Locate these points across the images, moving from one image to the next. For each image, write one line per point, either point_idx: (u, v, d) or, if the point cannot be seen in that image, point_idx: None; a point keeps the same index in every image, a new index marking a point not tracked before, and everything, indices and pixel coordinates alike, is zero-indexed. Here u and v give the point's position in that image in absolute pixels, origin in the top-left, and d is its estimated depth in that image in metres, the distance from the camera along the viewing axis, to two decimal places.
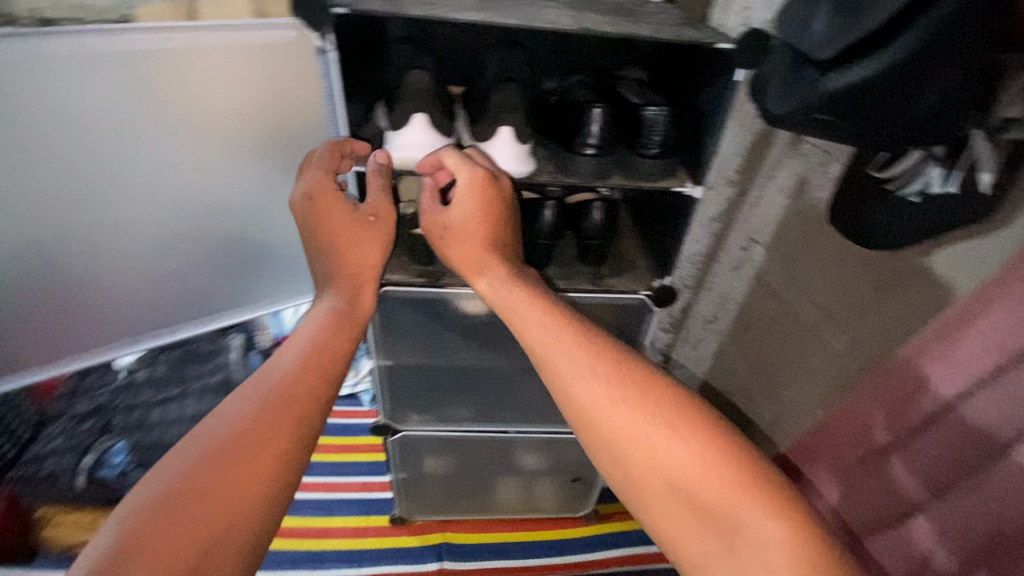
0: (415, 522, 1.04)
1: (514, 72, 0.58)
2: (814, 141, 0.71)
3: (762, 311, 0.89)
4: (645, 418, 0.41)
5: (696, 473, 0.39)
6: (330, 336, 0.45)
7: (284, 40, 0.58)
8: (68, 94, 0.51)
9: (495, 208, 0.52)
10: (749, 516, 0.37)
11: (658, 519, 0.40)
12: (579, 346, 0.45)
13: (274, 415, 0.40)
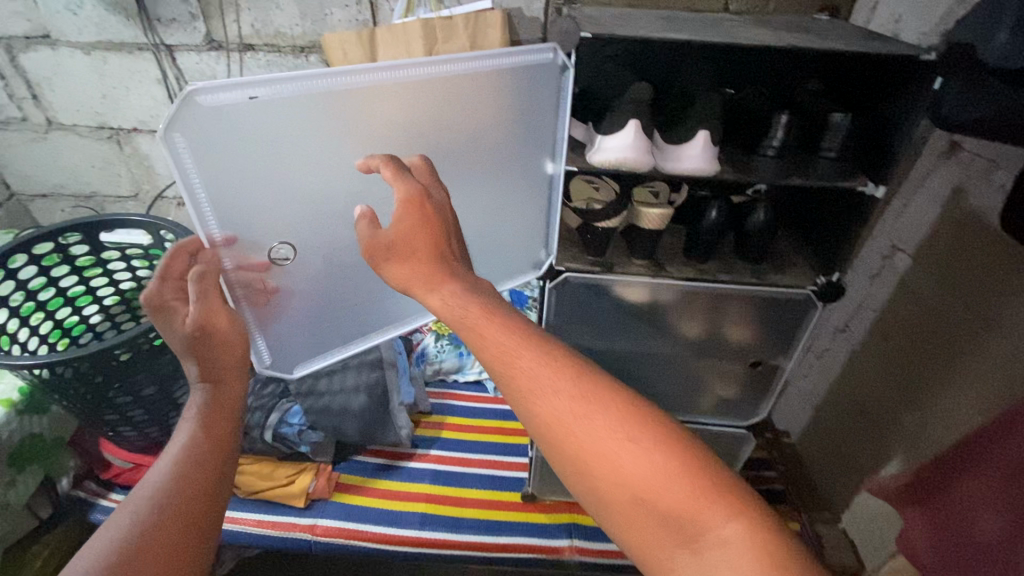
0: (544, 501, 1.12)
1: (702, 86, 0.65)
2: (972, 149, 0.79)
3: (904, 319, 0.92)
4: (602, 437, 0.43)
5: (658, 484, 0.41)
6: (214, 418, 0.53)
7: (542, 61, 0.62)
8: (365, 114, 0.57)
9: (429, 224, 0.53)
10: (712, 521, 0.39)
11: (625, 528, 0.42)
12: (543, 359, 0.46)
13: (187, 494, 0.47)
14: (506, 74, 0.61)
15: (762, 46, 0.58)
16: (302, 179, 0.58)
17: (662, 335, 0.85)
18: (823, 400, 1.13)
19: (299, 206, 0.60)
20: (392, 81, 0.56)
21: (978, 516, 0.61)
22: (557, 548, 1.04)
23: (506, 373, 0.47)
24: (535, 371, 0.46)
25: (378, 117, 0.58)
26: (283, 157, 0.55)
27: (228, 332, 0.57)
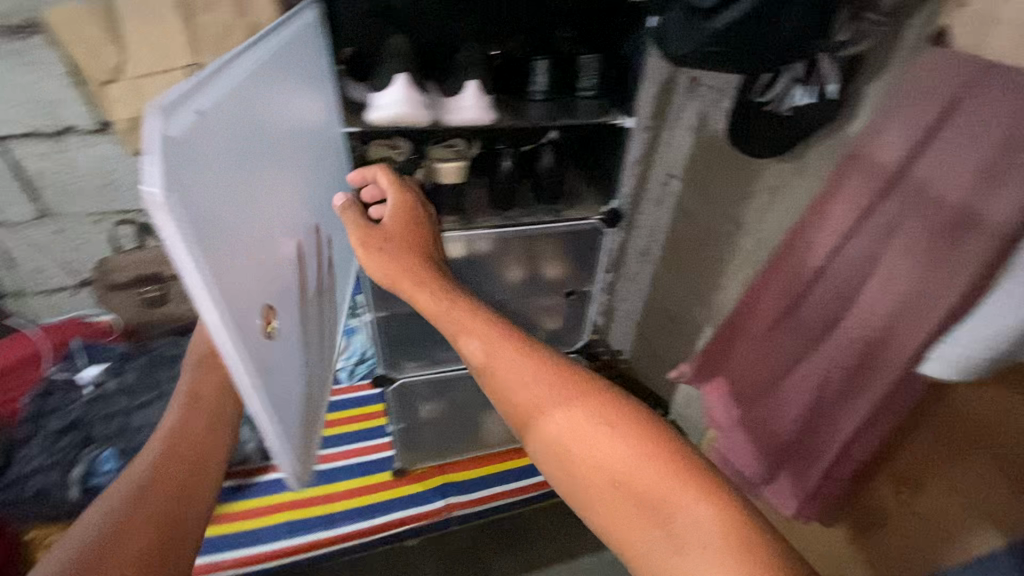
0: (415, 472, 1.13)
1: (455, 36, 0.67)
2: (706, 83, 0.94)
3: (685, 234, 1.09)
4: (575, 434, 0.41)
5: (638, 480, 0.38)
6: (205, 418, 0.52)
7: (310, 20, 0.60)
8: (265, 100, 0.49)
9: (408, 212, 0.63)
10: (681, 501, 0.36)
11: (608, 527, 0.38)
12: (525, 362, 0.46)
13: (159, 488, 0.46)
14: (306, 40, 0.58)
15: None
16: (256, 194, 0.47)
17: (488, 285, 0.89)
18: (642, 318, 1.29)
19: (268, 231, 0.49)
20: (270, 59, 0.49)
21: (758, 370, 0.72)
22: (435, 512, 1.07)
23: (500, 380, 0.46)
24: (510, 370, 0.46)
25: (270, 103, 0.50)
26: (241, 162, 0.44)
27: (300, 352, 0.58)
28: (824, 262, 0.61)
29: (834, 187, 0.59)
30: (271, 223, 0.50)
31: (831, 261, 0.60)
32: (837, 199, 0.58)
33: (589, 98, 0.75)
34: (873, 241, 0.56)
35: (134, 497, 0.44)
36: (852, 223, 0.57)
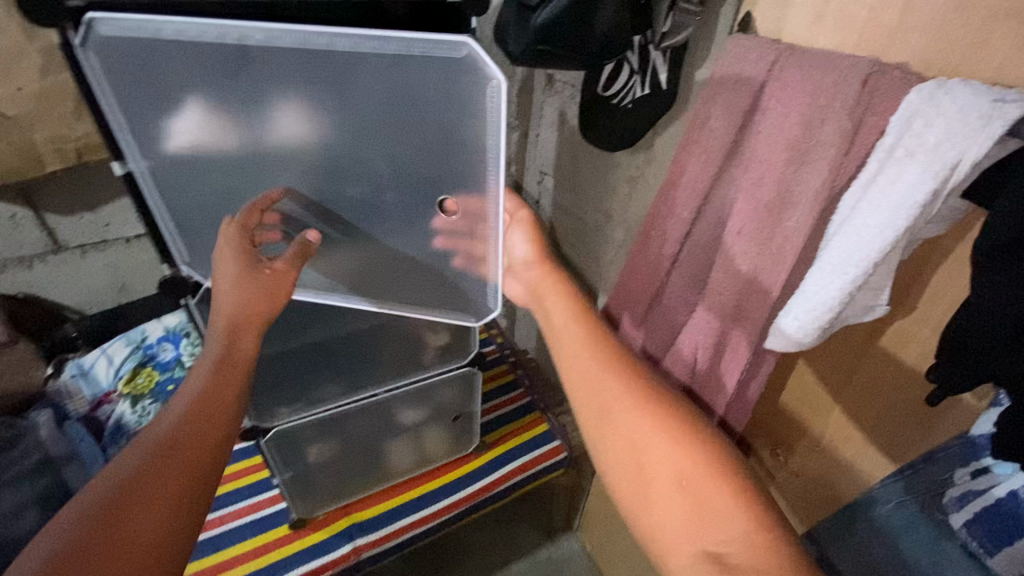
0: (445, 461, 1.32)
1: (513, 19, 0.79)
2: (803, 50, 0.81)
3: None
4: (656, 429, 0.60)
5: (697, 474, 0.56)
6: (213, 396, 0.60)
7: None
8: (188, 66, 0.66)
9: (261, 293, 0.68)
10: (726, 502, 0.54)
11: (661, 513, 0.57)
12: (618, 376, 0.64)
13: (173, 480, 0.52)
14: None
15: None
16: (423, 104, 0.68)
17: None
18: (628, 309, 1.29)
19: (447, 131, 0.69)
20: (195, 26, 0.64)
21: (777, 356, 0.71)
22: (479, 492, 1.28)
23: (586, 402, 0.65)
24: (626, 412, 0.62)
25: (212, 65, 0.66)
26: (370, 82, 0.66)
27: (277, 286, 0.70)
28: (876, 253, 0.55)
29: (872, 182, 0.55)
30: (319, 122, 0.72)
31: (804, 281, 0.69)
32: (876, 196, 0.54)
33: (636, 98, 0.86)
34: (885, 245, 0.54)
35: (167, 447, 0.54)
36: (893, 223, 0.53)
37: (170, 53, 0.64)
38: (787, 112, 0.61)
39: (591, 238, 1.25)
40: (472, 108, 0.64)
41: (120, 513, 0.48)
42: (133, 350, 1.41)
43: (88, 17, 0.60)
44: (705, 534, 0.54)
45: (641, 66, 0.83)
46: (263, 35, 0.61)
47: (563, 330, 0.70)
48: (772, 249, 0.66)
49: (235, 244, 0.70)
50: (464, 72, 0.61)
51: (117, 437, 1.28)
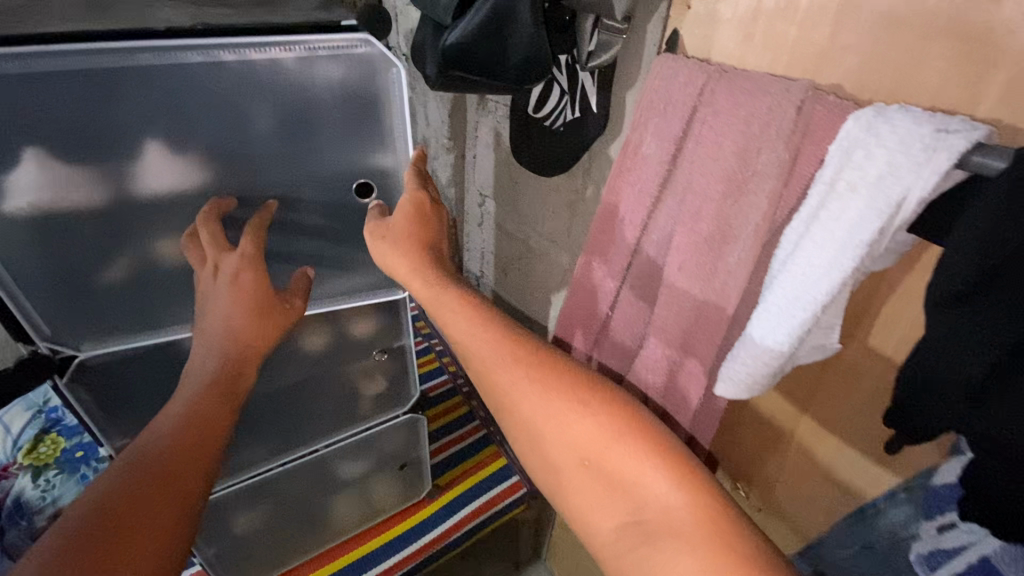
0: (397, 512, 1.22)
1: (429, 40, 0.73)
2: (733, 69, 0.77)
3: None
4: (555, 409, 0.60)
5: (603, 445, 0.57)
6: (204, 415, 0.62)
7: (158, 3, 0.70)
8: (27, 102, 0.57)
9: (262, 302, 0.67)
10: (644, 479, 0.55)
11: (579, 491, 0.58)
12: (516, 359, 0.62)
13: (160, 505, 0.53)
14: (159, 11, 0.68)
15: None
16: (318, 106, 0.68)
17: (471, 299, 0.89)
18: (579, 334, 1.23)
19: (347, 131, 0.71)
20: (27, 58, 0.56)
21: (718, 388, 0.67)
22: (435, 541, 1.19)
23: (493, 390, 0.64)
24: (520, 393, 0.61)
25: (60, 99, 0.58)
26: (261, 92, 0.65)
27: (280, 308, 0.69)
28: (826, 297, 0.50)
29: (813, 219, 0.50)
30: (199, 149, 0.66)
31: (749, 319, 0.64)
32: (819, 235, 0.49)
33: (568, 121, 0.81)
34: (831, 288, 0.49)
35: (165, 469, 0.56)
36: (840, 264, 0.48)
37: (11, 87, 0.56)
38: (720, 140, 0.57)
39: (537, 264, 1.19)
40: (369, 94, 0.69)
41: (129, 524, 0.51)
42: (33, 415, 1.24)
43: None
44: (624, 507, 0.55)
45: (570, 86, 0.78)
46: (132, 53, 0.57)
47: (438, 305, 0.65)
48: (715, 285, 0.61)
49: (229, 270, 0.66)
50: (364, 66, 0.67)
51: (18, 517, 1.11)
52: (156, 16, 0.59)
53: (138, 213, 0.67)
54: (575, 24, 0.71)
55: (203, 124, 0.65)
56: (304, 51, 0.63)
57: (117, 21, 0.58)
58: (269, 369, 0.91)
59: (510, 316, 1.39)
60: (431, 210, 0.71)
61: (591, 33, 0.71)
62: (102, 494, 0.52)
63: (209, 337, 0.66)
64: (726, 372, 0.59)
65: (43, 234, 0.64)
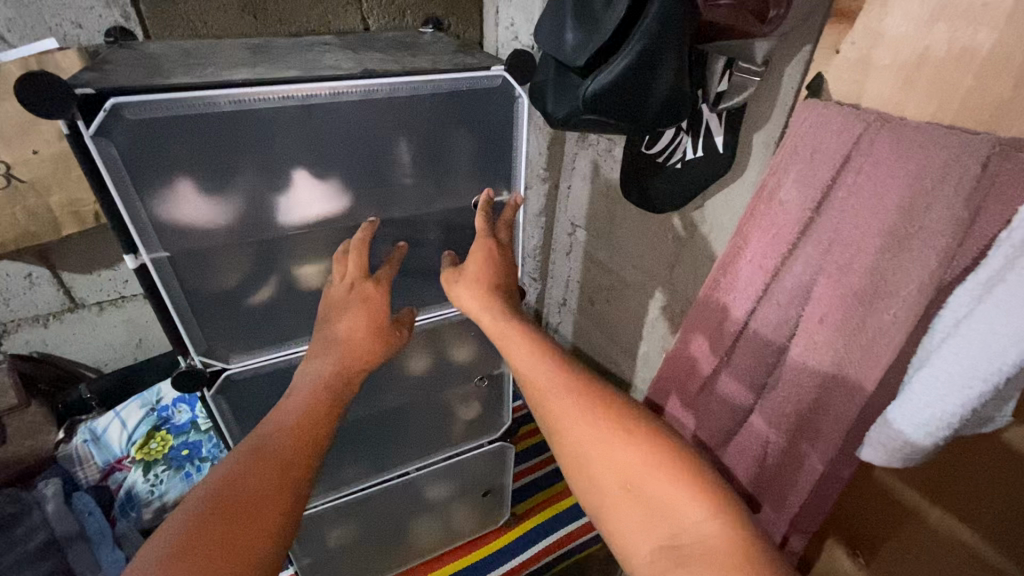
0: (474, 537, 1.23)
1: (552, 79, 0.74)
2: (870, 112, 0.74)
3: None
4: (602, 432, 0.60)
5: (645, 472, 0.57)
6: (308, 408, 0.61)
7: (299, 44, 0.77)
8: (210, 141, 0.61)
9: (379, 329, 0.70)
10: (685, 509, 0.54)
11: (619, 516, 0.57)
12: (562, 383, 0.63)
13: (269, 501, 0.53)
14: (301, 51, 0.73)
15: (630, 8, 0.59)
16: (448, 132, 0.73)
17: None
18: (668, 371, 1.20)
19: (470, 153, 0.76)
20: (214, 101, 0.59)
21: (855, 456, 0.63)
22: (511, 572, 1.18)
23: (540, 411, 0.65)
24: (568, 416, 0.62)
25: (237, 136, 0.62)
26: (403, 121, 0.69)
27: (373, 343, 0.69)
28: (1007, 368, 0.46)
29: (995, 285, 0.47)
30: (343, 178, 0.71)
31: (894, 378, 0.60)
32: (1002, 303, 0.46)
33: (687, 159, 0.80)
34: (1015, 359, 0.46)
35: (264, 461, 0.55)
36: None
37: (199, 126, 0.59)
38: (880, 192, 0.54)
39: (629, 296, 1.18)
40: (497, 124, 0.74)
41: (236, 516, 0.51)
42: (148, 412, 1.34)
43: (109, 101, 0.52)
44: (661, 531, 0.54)
45: (690, 125, 0.77)
46: (307, 97, 0.61)
47: (501, 339, 0.68)
48: (863, 342, 0.58)
49: (362, 290, 0.70)
50: (494, 97, 0.72)
51: (128, 509, 1.21)
52: (323, 61, 0.64)
53: (285, 237, 0.72)
54: (703, 65, 0.70)
55: (347, 155, 0.69)
56: (445, 87, 0.67)
57: (289, 66, 0.64)
58: (377, 394, 0.95)
59: (593, 346, 1.37)
60: (500, 254, 0.74)
61: (721, 74, 0.71)
62: (214, 486, 0.53)
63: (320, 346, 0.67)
64: (877, 438, 0.56)
65: (214, 256, 0.69)
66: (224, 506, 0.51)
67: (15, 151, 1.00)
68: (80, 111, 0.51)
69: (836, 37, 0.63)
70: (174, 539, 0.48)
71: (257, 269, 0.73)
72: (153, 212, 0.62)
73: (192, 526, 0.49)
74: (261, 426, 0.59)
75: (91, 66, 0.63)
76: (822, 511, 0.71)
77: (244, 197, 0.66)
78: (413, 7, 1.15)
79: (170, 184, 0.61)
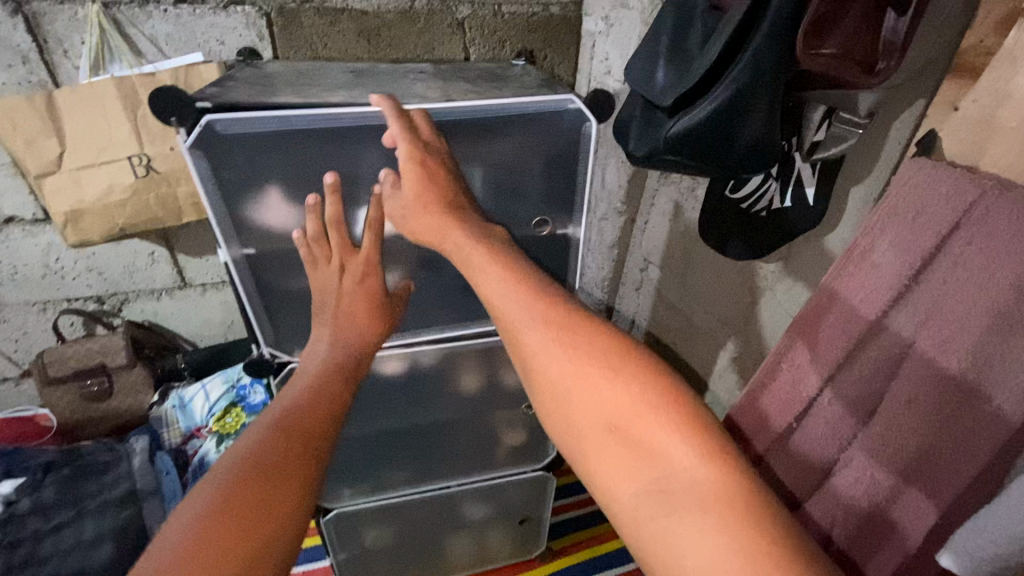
0: (506, 565, 1.22)
1: (637, 116, 0.75)
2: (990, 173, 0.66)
3: None
4: (587, 367, 0.55)
5: (633, 412, 0.52)
6: (325, 383, 0.68)
7: (400, 70, 0.84)
8: (253, 162, 0.66)
9: (377, 305, 0.76)
10: (672, 450, 0.49)
11: (599, 459, 0.52)
12: (541, 313, 0.58)
13: (289, 462, 0.56)
14: (401, 75, 0.80)
15: (721, 55, 0.58)
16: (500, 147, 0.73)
17: None
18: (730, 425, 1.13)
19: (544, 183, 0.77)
20: (241, 132, 0.64)
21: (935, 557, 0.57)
22: None
23: (514, 341, 0.59)
24: (550, 352, 0.56)
25: (277, 154, 0.66)
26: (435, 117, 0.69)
27: (375, 319, 0.76)
28: None
29: None
30: None
31: None
32: None
33: (773, 208, 0.75)
34: None
35: (285, 427, 0.60)
36: None
37: (233, 147, 0.65)
38: (992, 268, 0.48)
39: (698, 341, 1.12)
40: (565, 154, 0.76)
41: (263, 472, 0.54)
42: (228, 388, 1.45)
43: (204, 118, 0.61)
44: (647, 476, 0.49)
45: (780, 173, 0.73)
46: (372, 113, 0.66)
47: (465, 264, 0.64)
48: (958, 431, 0.51)
49: (354, 271, 0.74)
50: (564, 140, 0.75)
51: (198, 475, 1.34)
52: (415, 91, 0.70)
53: None
54: (800, 114, 0.67)
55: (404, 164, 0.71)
56: (509, 112, 0.70)
57: (382, 93, 0.69)
58: (426, 405, 0.98)
59: None
60: (431, 160, 0.66)
61: (820, 123, 0.67)
62: (247, 450, 0.57)
63: (337, 331, 0.74)
64: (964, 545, 0.48)
65: (293, 260, 0.75)
66: (249, 464, 0.55)
67: (157, 146, 1.15)
68: (182, 126, 0.61)
69: (956, 93, 0.58)
70: (209, 493, 0.51)
71: None
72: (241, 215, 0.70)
73: (222, 481, 0.53)
74: (282, 399, 0.65)
75: (219, 82, 0.72)
76: None
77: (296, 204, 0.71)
78: (511, 39, 1.20)
79: (231, 195, 0.68)
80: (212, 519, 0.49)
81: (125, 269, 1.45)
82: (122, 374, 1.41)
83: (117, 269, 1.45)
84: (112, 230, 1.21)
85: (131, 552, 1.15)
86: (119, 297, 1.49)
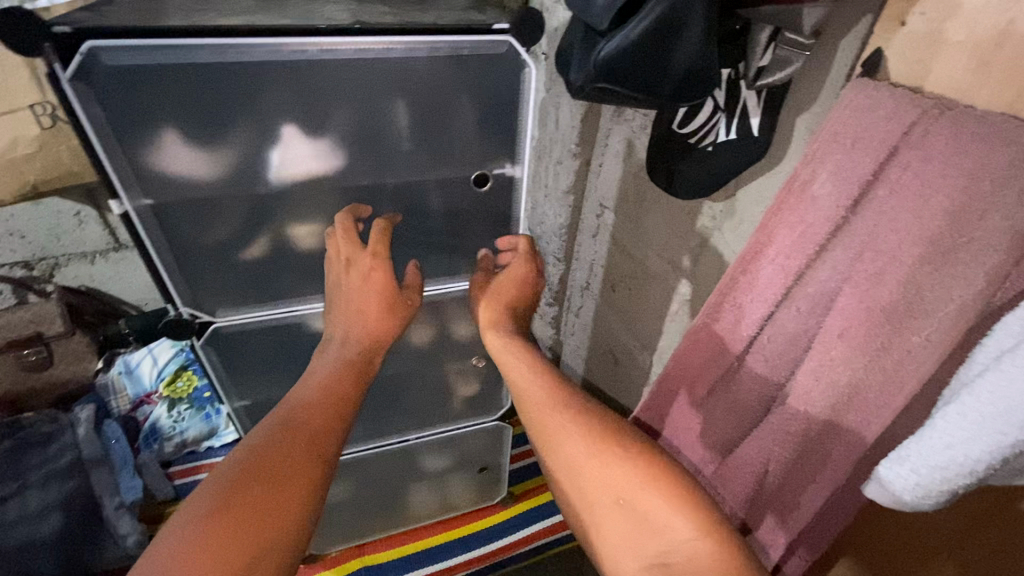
0: (470, 512, 1.24)
1: (577, 43, 0.68)
2: None
3: None
4: (597, 449, 0.63)
5: (637, 489, 0.59)
6: (339, 383, 0.66)
7: None
8: (139, 97, 0.59)
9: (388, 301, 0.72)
10: (670, 525, 0.55)
11: (612, 531, 0.60)
12: (557, 401, 0.68)
13: (301, 473, 0.57)
14: None
15: None
16: (423, 78, 0.66)
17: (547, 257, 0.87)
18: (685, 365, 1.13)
19: (475, 121, 0.72)
20: (131, 64, 0.56)
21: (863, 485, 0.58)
22: (502, 549, 1.19)
23: (539, 424, 0.68)
24: (567, 436, 0.65)
25: (168, 86, 0.59)
26: (359, 58, 0.62)
27: (379, 314, 0.71)
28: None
29: None
30: (335, 136, 0.69)
31: (919, 409, 0.53)
32: None
33: (720, 142, 0.71)
34: None
35: (287, 430, 0.59)
36: None
37: (120, 80, 0.57)
38: (925, 194, 0.46)
39: (652, 286, 1.11)
40: (498, 90, 0.70)
41: (261, 481, 0.54)
42: (177, 352, 1.43)
43: (85, 43, 0.51)
44: (651, 549, 0.56)
45: (728, 103, 0.68)
46: (285, 49, 0.58)
47: (499, 354, 0.74)
48: (886, 365, 0.50)
49: (362, 267, 0.70)
50: (502, 65, 0.67)
51: (151, 441, 1.32)
52: (321, 13, 0.62)
53: (251, 180, 0.69)
54: (746, 36, 0.61)
55: (318, 98, 0.65)
56: (444, 49, 0.63)
57: (284, 16, 0.60)
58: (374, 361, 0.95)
59: (612, 335, 1.31)
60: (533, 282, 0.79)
61: (767, 45, 0.61)
62: (244, 456, 0.56)
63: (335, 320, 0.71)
64: (886, 477, 0.49)
65: (203, 210, 0.69)
66: (244, 470, 0.55)
67: None
68: (55, 53, 0.51)
69: (904, 6, 0.53)
70: (202, 500, 0.52)
71: (238, 210, 0.71)
72: (137, 161, 0.63)
73: (216, 488, 0.52)
74: (288, 402, 0.63)
75: (94, 6, 0.62)
76: (826, 535, 0.66)
77: (195, 148, 0.64)
78: None
79: (123, 134, 0.61)
80: (203, 529, 0.49)
81: (50, 231, 1.35)
82: (62, 343, 1.33)
83: (42, 232, 1.34)
84: (25, 187, 1.10)
85: (79, 522, 1.13)
86: (49, 262, 1.40)
